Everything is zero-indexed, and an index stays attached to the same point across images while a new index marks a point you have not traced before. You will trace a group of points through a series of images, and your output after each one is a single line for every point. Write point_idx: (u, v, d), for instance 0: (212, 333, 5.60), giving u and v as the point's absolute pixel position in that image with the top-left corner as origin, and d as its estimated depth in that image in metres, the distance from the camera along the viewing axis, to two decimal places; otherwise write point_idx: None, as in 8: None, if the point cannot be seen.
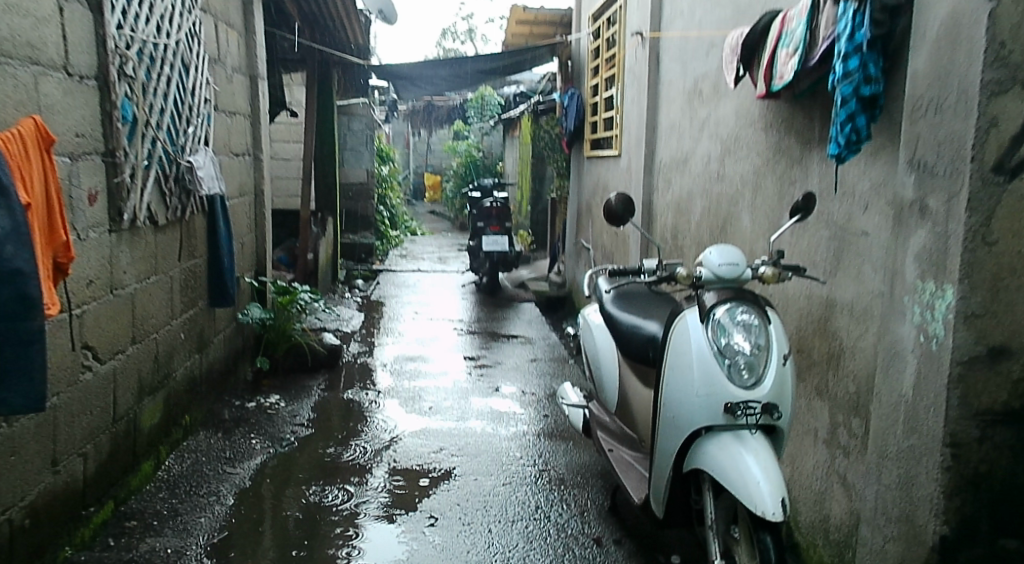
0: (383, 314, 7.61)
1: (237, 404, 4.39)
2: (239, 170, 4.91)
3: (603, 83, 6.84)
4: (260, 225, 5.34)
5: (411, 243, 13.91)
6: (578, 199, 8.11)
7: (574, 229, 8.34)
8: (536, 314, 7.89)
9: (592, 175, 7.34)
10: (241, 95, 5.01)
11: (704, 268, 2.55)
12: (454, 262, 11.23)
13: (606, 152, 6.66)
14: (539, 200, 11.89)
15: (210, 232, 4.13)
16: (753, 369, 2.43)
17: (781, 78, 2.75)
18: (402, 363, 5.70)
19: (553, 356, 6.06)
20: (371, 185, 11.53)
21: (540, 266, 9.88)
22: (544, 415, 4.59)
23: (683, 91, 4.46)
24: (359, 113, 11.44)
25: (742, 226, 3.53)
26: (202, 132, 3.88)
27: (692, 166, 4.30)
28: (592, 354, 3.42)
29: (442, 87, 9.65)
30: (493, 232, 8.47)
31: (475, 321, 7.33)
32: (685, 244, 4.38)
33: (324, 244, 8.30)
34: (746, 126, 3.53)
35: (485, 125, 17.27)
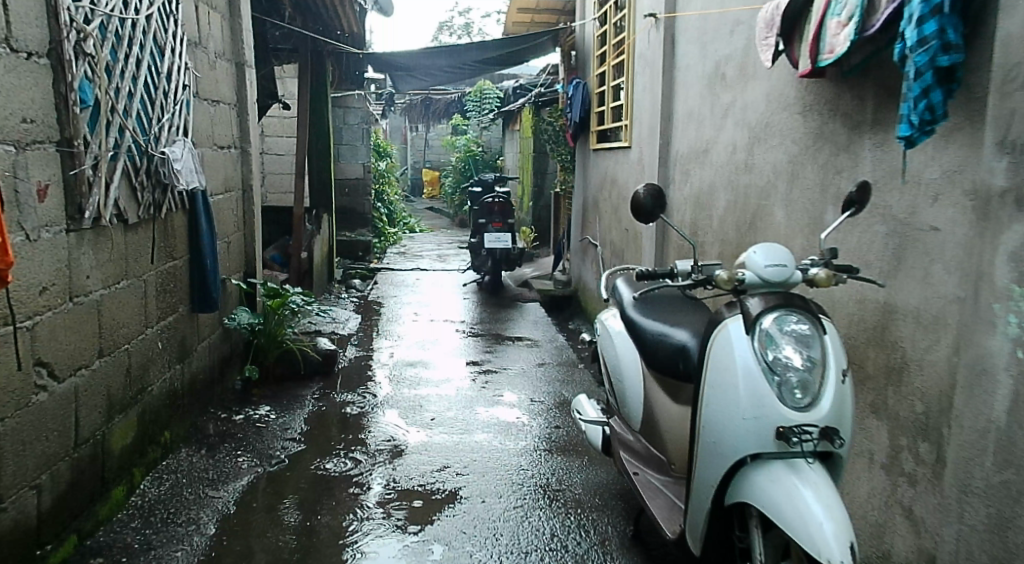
0: (382, 315, 7.28)
1: (223, 416, 4.04)
2: (224, 165, 4.58)
3: (610, 71, 6.51)
4: (248, 222, 5.02)
5: (410, 240, 13.58)
6: (583, 193, 7.78)
7: (579, 226, 8.02)
8: (542, 315, 7.56)
9: (598, 169, 7.01)
10: (226, 84, 4.68)
11: (748, 270, 2.24)
12: (455, 260, 10.91)
13: (614, 144, 6.34)
14: (540, 195, 11.57)
15: (192, 231, 3.79)
16: (807, 388, 2.12)
17: (830, 52, 2.43)
18: (401, 370, 5.37)
19: (562, 361, 5.74)
20: (367, 181, 11.20)
21: (543, 263, 9.56)
22: (555, 426, 4.27)
23: (702, 75, 4.14)
24: (355, 106, 11.11)
25: (775, 222, 3.22)
26: (179, 121, 3.54)
27: (713, 157, 3.99)
28: (613, 365, 3.09)
29: (439, 78, 9.32)
30: (495, 229, 8.15)
31: (477, 322, 7.00)
32: (706, 241, 4.06)
33: (319, 242, 7.97)
34: (778, 111, 3.21)
35: (484, 119, 16.93)
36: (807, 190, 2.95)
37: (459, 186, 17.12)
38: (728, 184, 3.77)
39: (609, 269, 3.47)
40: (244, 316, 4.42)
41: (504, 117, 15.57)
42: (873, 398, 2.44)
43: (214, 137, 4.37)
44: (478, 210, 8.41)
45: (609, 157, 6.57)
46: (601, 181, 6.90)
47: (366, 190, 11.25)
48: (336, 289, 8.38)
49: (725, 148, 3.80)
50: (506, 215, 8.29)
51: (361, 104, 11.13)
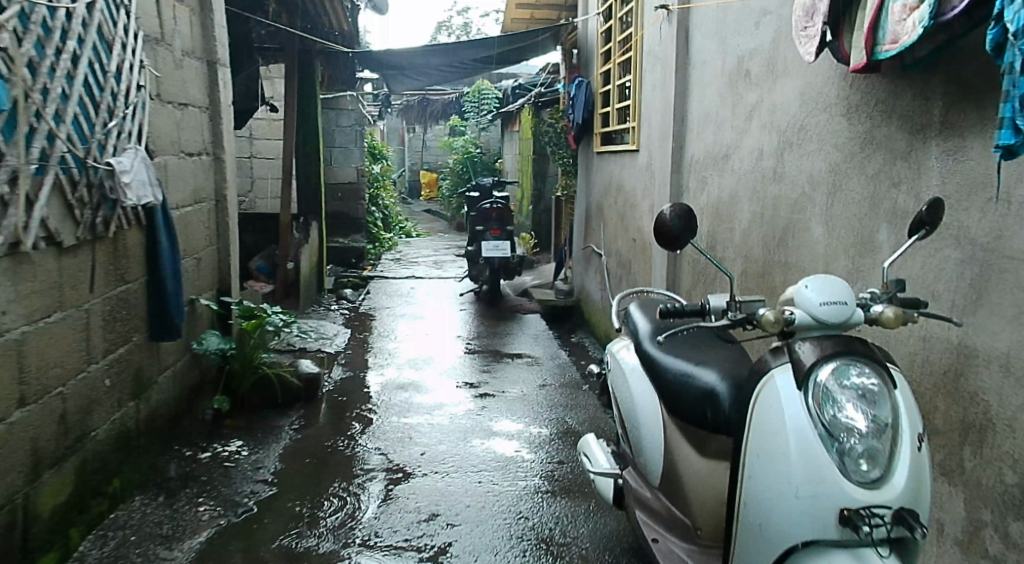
0: (373, 329, 6.86)
1: (187, 455, 3.61)
2: (194, 173, 4.17)
3: (616, 70, 6.09)
4: (222, 235, 4.61)
5: (406, 245, 13.18)
6: (586, 199, 7.36)
7: (581, 233, 7.61)
8: (542, 327, 7.14)
9: (603, 174, 6.59)
10: (197, 84, 4.27)
11: (799, 309, 1.82)
12: (452, 267, 10.50)
13: (620, 147, 5.93)
14: (540, 199, 11.17)
15: (151, 250, 3.37)
16: (875, 458, 1.69)
17: (894, 42, 2.02)
18: (391, 394, 4.94)
19: (565, 382, 5.32)
20: (361, 185, 10.80)
21: (544, 270, 9.15)
22: (557, 462, 3.85)
23: (721, 73, 3.73)
24: (347, 107, 10.70)
25: (812, 240, 2.81)
26: (132, 127, 3.12)
27: (734, 164, 3.58)
28: (627, 408, 2.67)
29: (435, 78, 8.91)
30: (493, 236, 7.69)
31: (475, 337, 6.58)
32: (726, 258, 3.65)
33: (308, 250, 7.56)
34: (814, 113, 2.80)
35: (483, 120, 16.52)
36: (851, 206, 2.54)
37: (457, 189, 16.71)
38: (752, 195, 3.36)
39: (621, 293, 3.05)
40: (213, 339, 4.01)
41: (503, 118, 15.16)
42: (941, 457, 2.04)
43: (181, 144, 3.96)
44: (474, 217, 7.97)
45: (615, 161, 6.16)
46: (606, 187, 6.48)
47: (360, 195, 10.83)
48: (326, 300, 7.97)
49: (749, 154, 3.39)
50: (504, 222, 7.83)
51: (354, 105, 10.72)
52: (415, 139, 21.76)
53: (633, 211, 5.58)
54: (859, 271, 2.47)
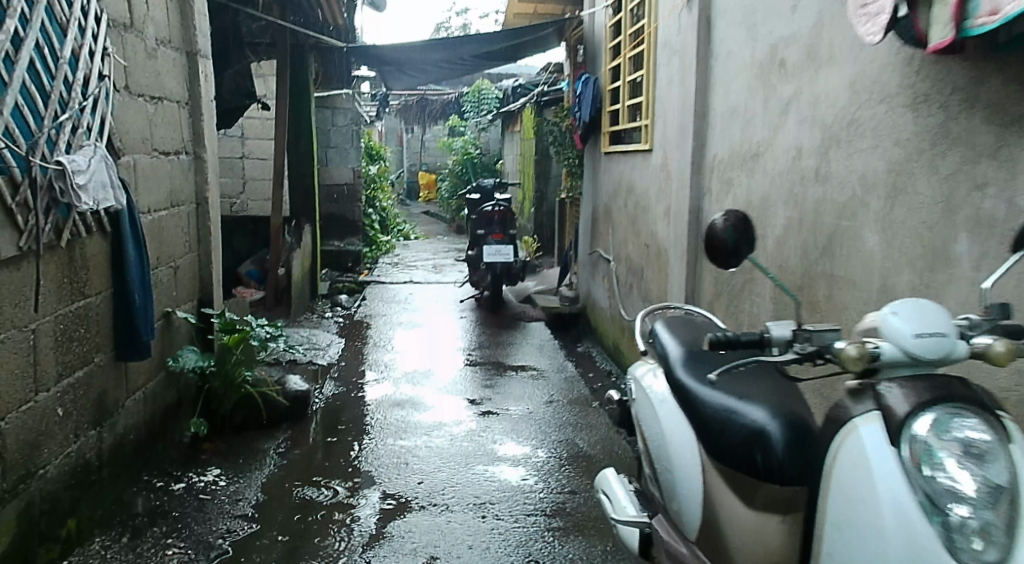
0: (369, 339, 6.49)
1: (158, 487, 3.25)
2: (170, 173, 3.81)
3: (627, 65, 5.75)
4: (204, 241, 4.25)
5: (405, 248, 12.83)
6: (593, 201, 7.03)
7: (588, 237, 7.26)
8: (547, 336, 6.79)
9: (612, 174, 6.25)
10: (175, 76, 3.92)
11: (885, 343, 1.47)
12: (452, 271, 10.15)
13: (631, 146, 5.59)
14: (542, 201, 10.84)
15: (116, 260, 3.01)
16: (990, 533, 1.33)
17: (991, 15, 1.69)
18: (387, 412, 4.57)
19: (573, 398, 4.96)
20: (357, 186, 10.46)
21: (548, 275, 8.80)
22: (569, 493, 3.49)
23: (750, 64, 3.39)
24: (343, 106, 10.37)
25: (865, 250, 2.47)
26: (92, 124, 2.76)
27: (765, 163, 3.24)
28: (657, 446, 2.30)
29: (435, 74, 8.57)
30: (495, 240, 7.31)
31: (477, 348, 6.22)
32: (757, 267, 3.31)
33: (300, 255, 7.21)
34: (866, 106, 2.46)
35: (482, 120, 16.18)
36: (916, 212, 2.20)
37: (456, 190, 16.36)
38: (788, 197, 3.02)
39: (646, 309, 2.69)
40: (190, 356, 3.65)
41: (504, 117, 14.83)
42: None
43: (155, 142, 3.61)
44: (474, 219, 7.61)
45: (625, 161, 5.81)
46: (615, 189, 6.13)
47: (356, 197, 10.48)
48: (320, 307, 7.62)
49: (784, 152, 3.05)
50: (506, 226, 7.47)
51: (350, 104, 10.37)
52: (413, 139, 21.40)
53: (646, 215, 5.23)
54: (929, 287, 2.13)
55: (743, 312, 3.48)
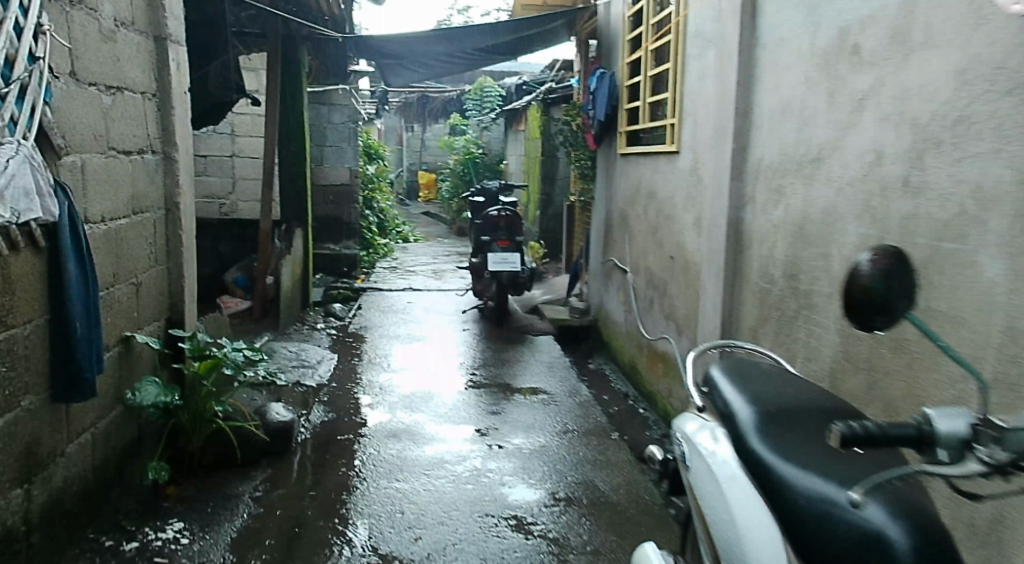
0: (364, 354, 5.99)
1: (107, 549, 2.74)
2: (133, 175, 3.31)
3: (648, 59, 5.27)
4: (173, 252, 3.74)
5: (404, 251, 12.33)
6: (607, 207, 6.53)
7: (601, 245, 6.77)
8: (556, 352, 6.28)
9: (629, 178, 5.76)
10: (141, 63, 3.42)
11: None
12: (452, 277, 9.66)
13: (654, 147, 5.10)
14: (549, 204, 10.36)
15: (53, 282, 2.49)
16: None
17: None
18: (381, 446, 4.06)
19: (589, 427, 4.46)
20: (353, 187, 9.99)
21: (555, 283, 8.32)
22: (592, 552, 2.98)
23: (810, 52, 2.90)
24: (341, 103, 9.90)
25: (979, 280, 1.98)
26: (20, 116, 2.26)
27: (829, 169, 2.75)
28: (719, 535, 1.78)
29: (438, 69, 8.08)
30: (500, 248, 6.78)
31: (481, 366, 5.71)
32: (818, 291, 2.82)
33: (291, 261, 6.70)
34: (982, 100, 1.97)
35: (485, 118, 15.68)
36: None
37: (457, 191, 15.87)
38: (861, 210, 2.53)
39: (699, 349, 2.17)
40: (150, 389, 3.11)
41: (507, 115, 14.33)
42: None
43: (114, 138, 3.12)
44: (478, 225, 7.09)
45: (645, 164, 5.33)
46: (633, 194, 5.64)
47: (352, 198, 9.99)
48: (312, 318, 7.12)
49: (856, 157, 2.57)
50: (513, 232, 6.94)
51: (347, 101, 9.89)
52: (413, 138, 20.85)
53: (670, 224, 4.74)
54: None
55: (796, 343, 2.99)
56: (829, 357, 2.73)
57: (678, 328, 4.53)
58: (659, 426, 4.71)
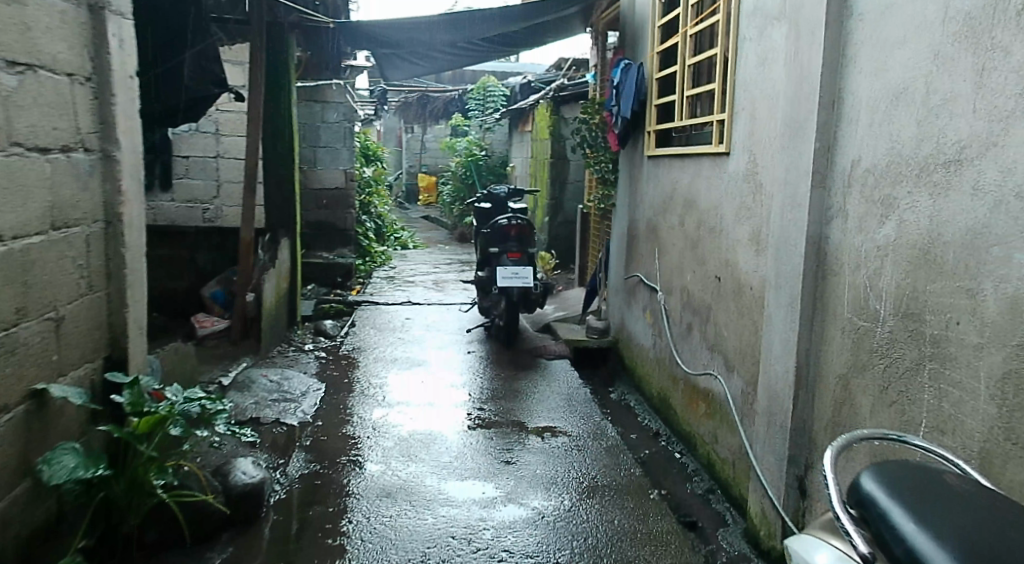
0: (356, 382, 5.28)
1: None
2: (54, 179, 2.60)
3: (686, 45, 4.60)
4: (114, 275, 2.99)
5: (403, 258, 11.64)
6: (632, 215, 5.83)
7: (623, 259, 6.07)
8: (573, 380, 5.55)
9: (660, 183, 5.06)
10: (67, 36, 2.70)
11: None
12: (454, 288, 8.97)
13: (697, 147, 4.38)
14: (558, 210, 9.73)
15: None
16: None
17: None
18: (372, 511, 3.34)
19: (621, 484, 3.75)
20: (349, 190, 9.49)
21: (567, 296, 7.62)
22: None
23: (945, 18, 2.19)
24: (335, 99, 9.36)
25: None
26: None
27: (976, 173, 2.04)
28: None
29: (440, 62, 7.37)
30: (510, 260, 6.04)
31: (490, 398, 5.00)
32: (958, 337, 2.11)
33: (275, 276, 5.98)
34: None
35: (488, 118, 15.00)
36: None
37: (459, 195, 15.18)
38: None
39: (837, 448, 1.48)
40: (66, 461, 2.37)
41: (511, 115, 13.65)
42: None
43: (20, 130, 2.42)
44: (485, 235, 6.35)
45: (682, 167, 4.63)
46: (666, 201, 4.94)
47: (348, 202, 9.50)
48: (299, 337, 6.40)
49: None
50: (524, 244, 6.19)
51: (342, 98, 9.36)
52: (412, 139, 20.12)
53: (717, 236, 4.04)
54: None
55: (917, 404, 2.27)
56: (979, 432, 2.02)
57: (726, 362, 3.82)
58: (702, 479, 3.96)
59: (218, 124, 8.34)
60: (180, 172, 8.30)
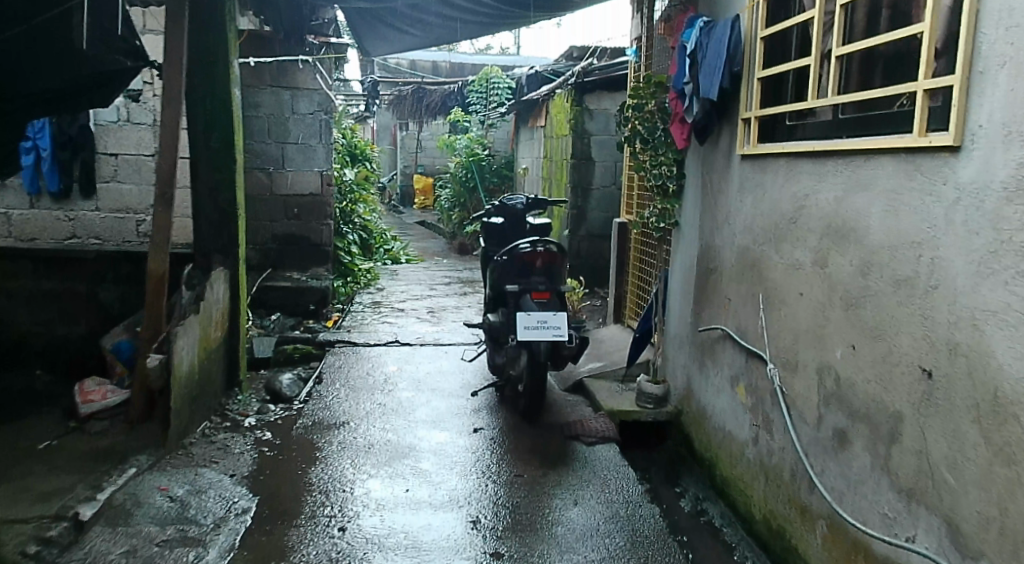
0: (307, 492, 3.51)
1: None
2: None
3: None
4: None
5: (393, 275, 9.91)
6: (712, 240, 4.10)
7: (695, 301, 4.35)
8: (630, 485, 3.79)
9: (774, 196, 3.33)
10: None
11: None
12: (452, 320, 7.26)
13: (860, 140, 2.67)
14: (581, 222, 8.03)
15: None
16: None
17: None
18: None
19: None
20: (326, 196, 7.77)
21: (601, 338, 5.90)
22: None
23: None
24: (308, 85, 7.60)
25: None
26: None
27: None
28: None
29: (436, 26, 5.59)
30: (535, 303, 4.29)
31: (509, 532, 3.23)
32: None
33: (203, 323, 4.23)
34: None
35: (492, 115, 13.25)
36: None
37: (459, 199, 13.47)
38: None
39: None
40: None
41: (518, 110, 11.91)
42: None
43: None
44: (499, 265, 4.59)
45: (825, 175, 2.90)
46: (787, 223, 3.21)
47: (324, 211, 7.79)
48: (240, 404, 4.67)
49: None
50: (553, 280, 4.44)
51: (316, 83, 7.60)
52: (407, 138, 18.38)
53: (916, 296, 2.31)
54: None
55: None
56: None
57: (956, 535, 2.10)
58: None
59: (156, 113, 6.55)
60: (107, 174, 6.58)
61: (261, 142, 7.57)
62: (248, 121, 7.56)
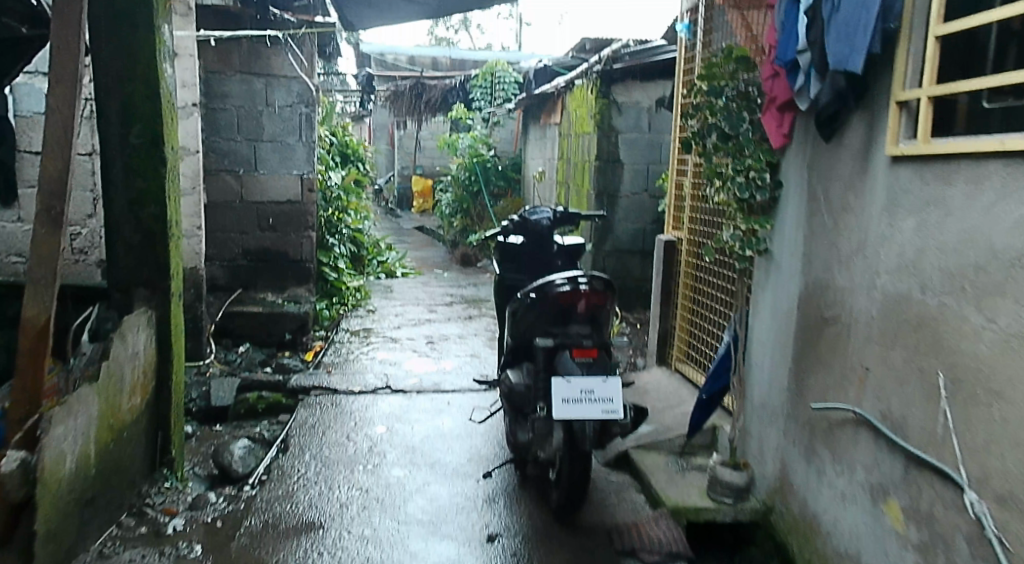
0: None
1: None
2: None
3: None
4: None
5: (386, 293, 8.65)
6: (833, 281, 2.85)
7: (798, 361, 3.10)
8: None
9: (975, 224, 2.10)
10: None
11: None
12: (455, 355, 6.02)
13: None
14: (606, 235, 6.80)
15: None
16: None
17: None
18: None
19: None
20: (306, 203, 6.54)
21: (644, 387, 4.66)
22: None
23: None
24: (284, 71, 6.36)
25: None
26: None
27: None
28: None
29: None
30: (575, 364, 3.06)
31: None
32: None
33: (106, 389, 2.98)
34: None
35: (496, 112, 12.02)
36: None
37: (460, 204, 12.22)
38: None
39: None
40: None
41: (525, 106, 10.67)
42: None
43: None
44: (524, 307, 3.35)
45: None
46: (1007, 269, 1.99)
47: (303, 221, 6.55)
48: (165, 496, 3.42)
49: None
50: (598, 328, 3.21)
51: (293, 70, 6.36)
52: (404, 138, 17.11)
53: None
54: None
55: None
56: None
57: None
58: None
59: None
60: (32, 177, 5.31)
61: (227, 138, 6.33)
62: (212, 114, 6.29)
